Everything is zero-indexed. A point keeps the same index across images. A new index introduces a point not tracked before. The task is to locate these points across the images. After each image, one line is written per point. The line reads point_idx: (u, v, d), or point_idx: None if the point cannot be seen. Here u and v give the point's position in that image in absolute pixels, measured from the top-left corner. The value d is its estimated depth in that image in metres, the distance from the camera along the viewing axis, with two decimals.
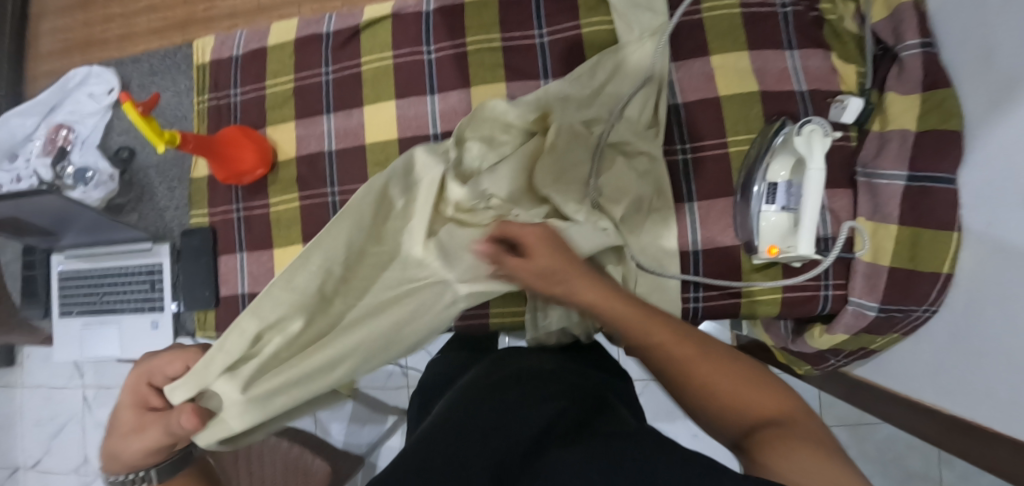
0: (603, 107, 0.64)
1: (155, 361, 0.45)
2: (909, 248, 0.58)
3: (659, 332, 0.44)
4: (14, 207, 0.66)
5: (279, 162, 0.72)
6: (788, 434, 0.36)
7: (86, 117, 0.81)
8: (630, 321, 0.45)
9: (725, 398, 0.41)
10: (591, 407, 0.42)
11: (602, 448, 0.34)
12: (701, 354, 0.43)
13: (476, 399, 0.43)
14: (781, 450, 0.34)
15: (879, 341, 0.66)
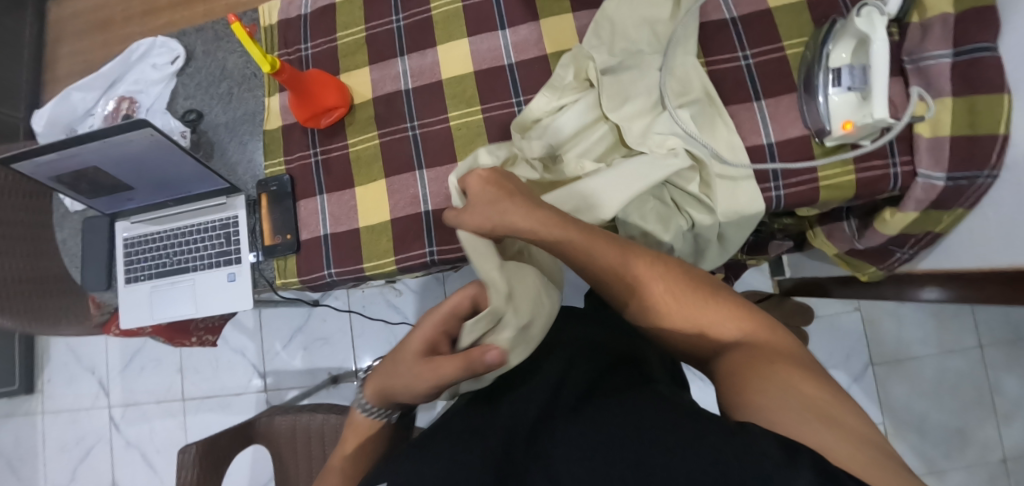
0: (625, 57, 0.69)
1: (447, 307, 0.48)
2: (967, 115, 0.63)
3: (635, 268, 0.51)
4: (99, 153, 0.65)
5: (356, 104, 0.75)
6: (770, 359, 0.42)
7: (150, 85, 0.81)
8: (621, 279, 0.51)
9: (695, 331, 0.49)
10: (594, 380, 0.50)
11: (598, 418, 0.41)
12: (671, 294, 0.50)
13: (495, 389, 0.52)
14: (763, 380, 0.40)
15: (945, 220, 0.70)
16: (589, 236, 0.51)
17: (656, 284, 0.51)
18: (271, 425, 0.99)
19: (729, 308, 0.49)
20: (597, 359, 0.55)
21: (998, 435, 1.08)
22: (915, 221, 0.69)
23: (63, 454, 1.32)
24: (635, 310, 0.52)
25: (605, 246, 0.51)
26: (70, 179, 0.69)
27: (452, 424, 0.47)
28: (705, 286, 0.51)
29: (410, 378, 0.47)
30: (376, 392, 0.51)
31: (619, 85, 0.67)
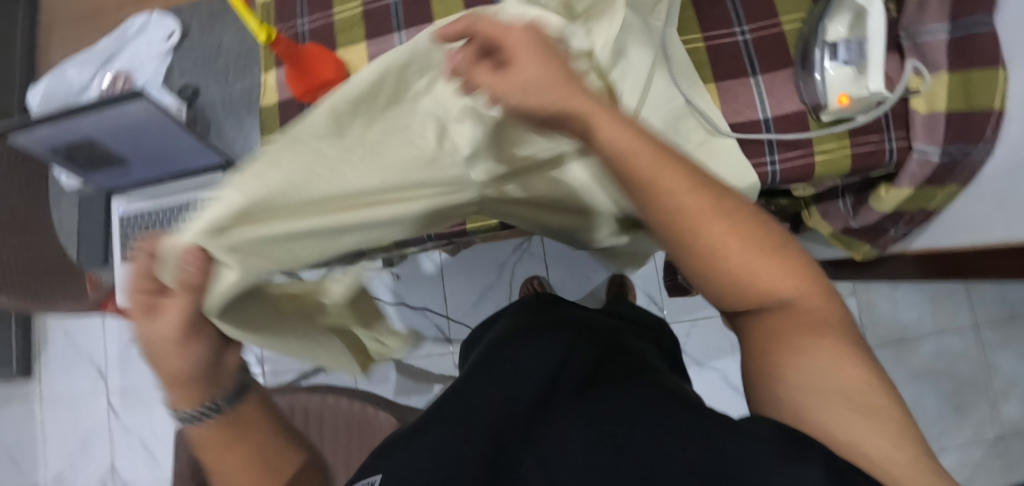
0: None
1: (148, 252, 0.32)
2: (963, 89, 0.64)
3: (688, 198, 0.34)
4: (96, 125, 0.65)
5: (352, 79, 0.74)
6: (818, 343, 0.35)
7: (146, 62, 0.81)
8: (685, 213, 0.34)
9: (754, 293, 0.35)
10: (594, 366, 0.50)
11: (594, 409, 0.41)
12: (735, 235, 0.34)
13: (488, 367, 0.52)
14: (796, 359, 0.35)
15: (938, 196, 0.71)
16: (642, 147, 0.35)
17: (715, 224, 0.34)
18: None
19: (789, 262, 0.36)
20: (598, 346, 0.54)
21: (992, 416, 1.09)
22: (909, 196, 0.69)
23: (62, 439, 1.32)
24: (681, 242, 0.35)
25: (660, 166, 0.34)
26: (64, 152, 0.68)
27: (443, 412, 0.47)
28: (766, 227, 0.36)
29: (170, 352, 0.35)
30: (180, 390, 0.37)
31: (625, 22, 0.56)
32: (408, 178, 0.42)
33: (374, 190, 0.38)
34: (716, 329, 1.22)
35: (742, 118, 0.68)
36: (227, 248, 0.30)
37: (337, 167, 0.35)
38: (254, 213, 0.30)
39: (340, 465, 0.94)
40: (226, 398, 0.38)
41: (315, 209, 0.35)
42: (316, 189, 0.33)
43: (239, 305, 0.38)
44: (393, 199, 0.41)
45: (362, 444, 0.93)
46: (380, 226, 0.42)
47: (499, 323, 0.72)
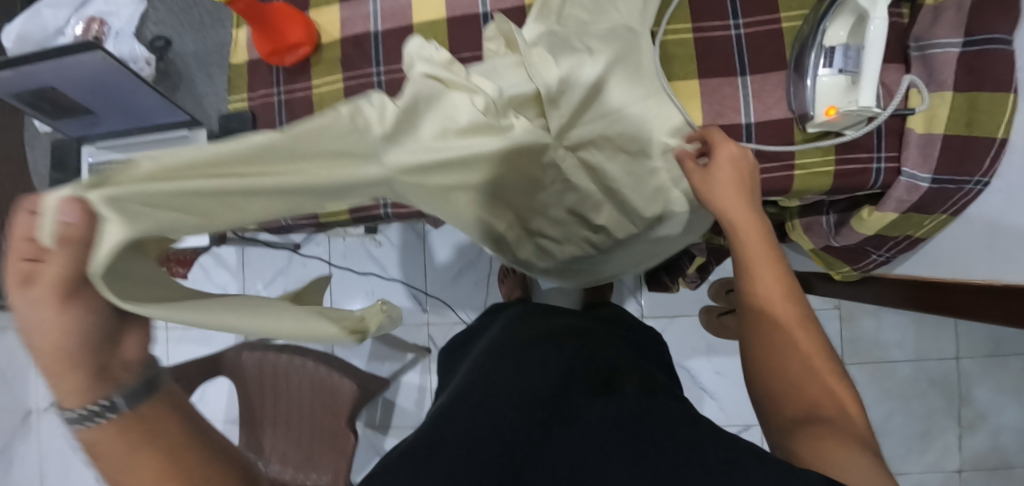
0: (566, 45, 0.60)
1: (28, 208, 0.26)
2: (965, 113, 0.58)
3: (768, 275, 0.47)
4: (55, 74, 0.64)
5: (323, 43, 0.71)
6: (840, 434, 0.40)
7: (120, 7, 0.78)
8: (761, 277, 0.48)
9: (799, 373, 0.45)
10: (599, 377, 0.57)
11: (614, 407, 0.48)
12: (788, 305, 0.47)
13: (506, 367, 0.57)
14: (831, 444, 0.40)
15: (926, 224, 0.66)
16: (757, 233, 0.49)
17: (773, 285, 0.47)
18: (238, 361, 1.01)
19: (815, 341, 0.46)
20: (604, 359, 0.62)
21: (959, 443, 1.07)
22: (893, 221, 0.65)
23: None
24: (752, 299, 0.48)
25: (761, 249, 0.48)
26: (28, 99, 0.67)
27: (469, 408, 0.51)
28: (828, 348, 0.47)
29: (49, 325, 0.27)
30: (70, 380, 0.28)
31: (549, 65, 0.56)
32: (323, 148, 0.33)
33: (286, 152, 0.31)
34: (691, 328, 1.20)
35: (723, 122, 0.63)
36: (107, 199, 0.26)
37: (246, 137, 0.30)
38: (133, 175, 0.27)
39: (305, 420, 0.99)
40: (127, 394, 0.29)
41: (210, 170, 0.29)
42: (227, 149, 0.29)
43: (130, 273, 0.29)
44: (318, 169, 0.33)
45: (325, 405, 0.97)
46: (288, 197, 0.33)
47: (483, 341, 0.75)
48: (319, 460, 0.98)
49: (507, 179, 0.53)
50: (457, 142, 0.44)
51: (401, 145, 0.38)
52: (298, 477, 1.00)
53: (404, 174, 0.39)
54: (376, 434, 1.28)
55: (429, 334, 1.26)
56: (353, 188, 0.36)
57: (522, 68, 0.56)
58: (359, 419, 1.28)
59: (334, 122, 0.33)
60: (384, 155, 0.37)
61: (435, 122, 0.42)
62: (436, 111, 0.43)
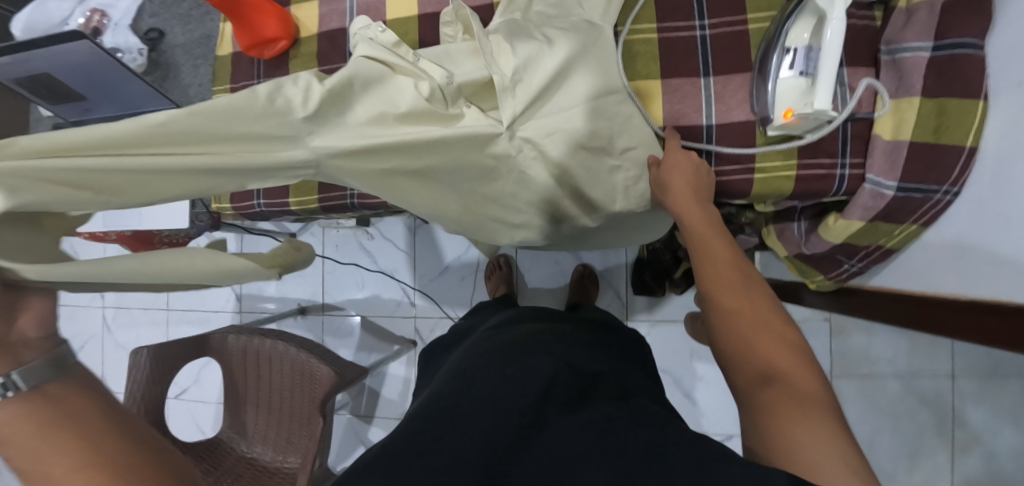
0: (529, 33, 0.58)
1: None
2: (934, 118, 0.56)
3: (717, 249, 0.52)
4: (47, 60, 0.68)
5: (301, 38, 0.74)
6: (800, 396, 0.37)
7: (120, 1, 0.83)
8: (716, 257, 0.52)
9: (749, 335, 0.43)
10: (587, 375, 0.51)
11: (596, 419, 0.43)
12: (743, 280, 0.48)
13: (482, 365, 0.53)
14: (792, 423, 0.35)
15: (897, 235, 0.64)
16: (713, 233, 0.54)
17: (721, 254, 0.52)
18: (223, 343, 1.05)
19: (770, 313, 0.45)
20: (594, 359, 0.57)
21: (951, 466, 1.03)
22: (860, 229, 0.63)
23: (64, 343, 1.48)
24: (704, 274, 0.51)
25: (716, 241, 0.53)
26: (27, 84, 0.72)
27: (434, 417, 0.47)
28: (779, 308, 0.46)
29: None
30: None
31: (507, 54, 0.55)
32: (235, 127, 0.38)
33: (190, 131, 0.36)
34: (676, 334, 1.19)
35: (683, 122, 0.64)
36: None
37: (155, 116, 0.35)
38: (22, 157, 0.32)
39: (284, 403, 1.03)
40: (23, 371, 0.33)
41: (108, 150, 0.35)
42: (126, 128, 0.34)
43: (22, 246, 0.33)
44: (221, 149, 0.38)
45: (302, 390, 1.00)
46: (202, 175, 0.38)
47: (471, 337, 0.71)
48: (296, 443, 1.01)
49: (444, 165, 0.52)
50: (394, 127, 0.47)
51: (327, 129, 0.43)
52: (276, 458, 1.03)
53: (330, 156, 0.44)
54: (360, 423, 1.30)
55: (416, 327, 1.28)
56: (275, 166, 0.41)
57: (478, 57, 0.56)
58: (344, 408, 1.30)
59: (247, 102, 0.38)
60: (308, 137, 0.42)
61: (366, 104, 0.46)
62: (377, 95, 0.48)
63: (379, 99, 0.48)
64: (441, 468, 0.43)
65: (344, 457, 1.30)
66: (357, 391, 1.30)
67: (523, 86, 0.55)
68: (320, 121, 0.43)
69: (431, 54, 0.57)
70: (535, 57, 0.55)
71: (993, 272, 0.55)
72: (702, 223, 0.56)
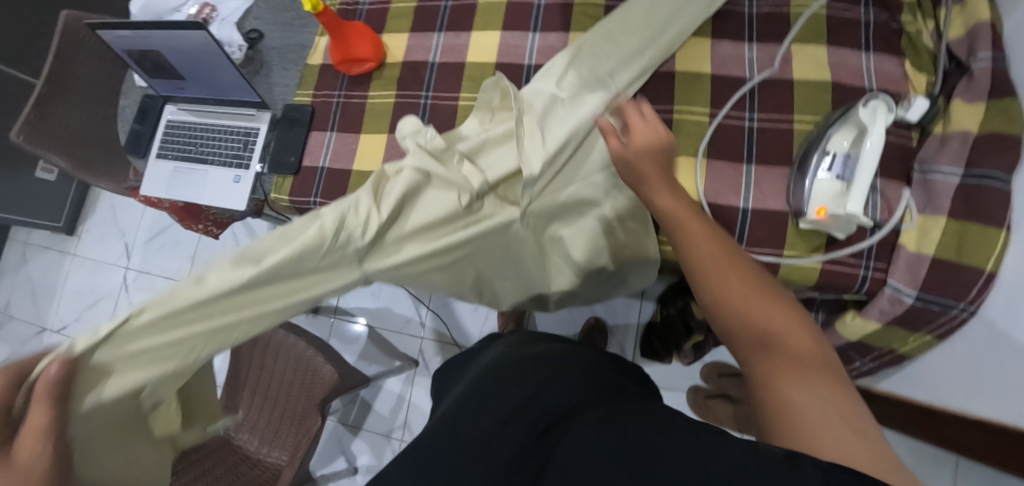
0: (552, 120, 0.65)
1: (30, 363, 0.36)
2: (955, 240, 0.61)
3: (694, 225, 0.49)
4: (162, 41, 0.76)
5: (386, 62, 0.82)
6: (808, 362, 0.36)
7: (232, 1, 0.92)
8: (699, 237, 0.48)
9: (743, 320, 0.40)
10: (609, 389, 0.49)
11: (608, 414, 0.41)
12: (728, 258, 0.46)
13: (500, 379, 0.53)
14: (812, 411, 0.32)
15: (911, 342, 0.67)
16: (688, 210, 0.51)
17: (704, 233, 0.48)
18: None
19: (762, 295, 0.42)
20: (617, 376, 0.55)
21: None
22: (877, 331, 0.66)
23: (79, 295, 1.52)
24: (686, 256, 0.48)
25: (694, 221, 0.50)
26: (136, 57, 0.82)
27: (455, 426, 0.47)
28: (777, 292, 0.43)
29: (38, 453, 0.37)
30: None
31: (536, 145, 0.63)
32: (303, 263, 0.49)
33: (255, 285, 0.46)
34: (675, 404, 1.19)
35: (721, 200, 0.68)
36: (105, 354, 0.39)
37: (218, 274, 0.44)
38: (131, 330, 0.39)
39: (282, 396, 1.04)
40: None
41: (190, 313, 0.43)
42: (198, 297, 0.42)
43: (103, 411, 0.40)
44: (281, 288, 0.49)
45: (302, 386, 1.01)
46: (263, 312, 0.48)
47: (482, 360, 0.69)
48: (283, 438, 1.02)
49: (462, 256, 0.66)
50: (433, 234, 0.61)
51: (378, 250, 0.57)
52: (262, 450, 1.04)
53: (383, 264, 0.58)
54: (346, 433, 1.30)
55: (421, 348, 1.30)
56: (327, 285, 0.52)
57: (509, 145, 0.65)
58: (334, 414, 1.31)
59: (310, 241, 0.49)
60: (365, 258, 0.56)
61: (411, 220, 0.60)
62: (420, 206, 0.61)
63: (426, 210, 0.61)
64: (466, 464, 0.41)
65: (324, 464, 1.29)
66: (350, 400, 1.30)
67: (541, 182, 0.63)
68: (375, 244, 0.57)
69: (467, 143, 0.65)
70: (558, 148, 0.63)
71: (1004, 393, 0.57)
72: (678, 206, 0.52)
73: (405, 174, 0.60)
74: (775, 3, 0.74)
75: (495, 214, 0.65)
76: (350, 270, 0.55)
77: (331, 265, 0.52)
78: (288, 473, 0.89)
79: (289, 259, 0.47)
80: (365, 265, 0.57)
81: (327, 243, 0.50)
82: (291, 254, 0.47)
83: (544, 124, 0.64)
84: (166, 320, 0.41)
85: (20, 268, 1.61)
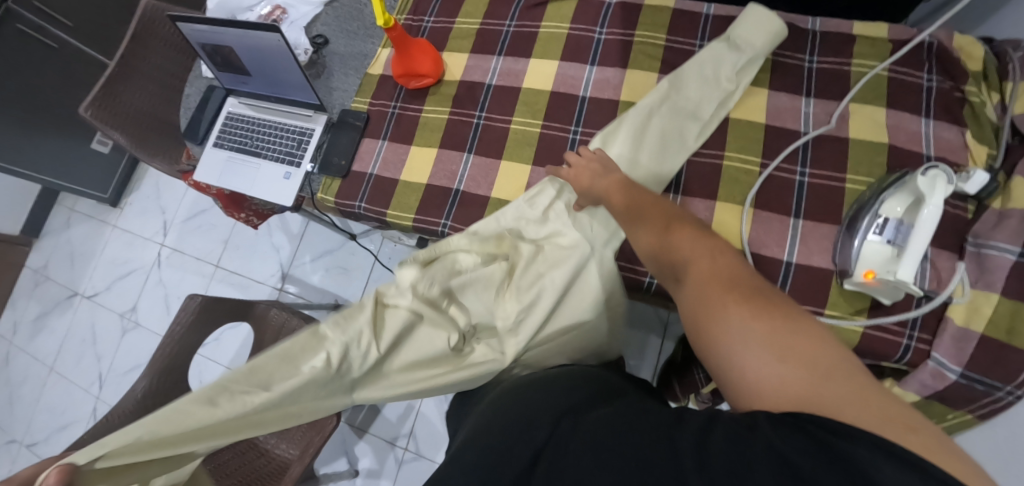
0: (546, 259, 0.66)
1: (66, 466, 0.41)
2: (1007, 320, 0.59)
3: (622, 197, 0.57)
4: (237, 39, 0.80)
5: (444, 79, 0.84)
6: (723, 284, 0.41)
7: (302, 5, 0.96)
8: (632, 206, 0.55)
9: (678, 271, 0.46)
10: (608, 392, 0.48)
11: (608, 417, 0.39)
12: (659, 216, 0.52)
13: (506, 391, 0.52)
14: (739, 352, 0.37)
15: (949, 419, 0.65)
16: (618, 178, 0.60)
17: (638, 205, 0.55)
18: (264, 315, 1.10)
19: (688, 239, 0.47)
20: (615, 381, 0.53)
21: None
22: (915, 403, 0.64)
23: (114, 265, 1.57)
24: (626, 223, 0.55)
25: (622, 193, 0.58)
26: (209, 50, 0.86)
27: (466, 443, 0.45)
28: (695, 228, 0.49)
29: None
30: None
31: (519, 293, 0.64)
32: (301, 396, 0.50)
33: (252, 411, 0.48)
34: None
35: (765, 251, 0.68)
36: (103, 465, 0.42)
37: (233, 398, 0.47)
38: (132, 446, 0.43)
39: None
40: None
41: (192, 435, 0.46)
42: (216, 420, 0.46)
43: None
44: (268, 418, 0.49)
45: None
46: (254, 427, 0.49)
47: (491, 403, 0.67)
48: (293, 433, 1.03)
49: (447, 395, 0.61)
50: (419, 374, 0.58)
51: (366, 384, 0.56)
52: (269, 441, 1.04)
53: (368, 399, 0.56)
54: (351, 434, 1.30)
55: None
56: (312, 414, 0.52)
57: (497, 289, 0.64)
58: (343, 414, 1.31)
59: (307, 375, 0.50)
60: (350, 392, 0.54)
61: (404, 355, 0.58)
62: (409, 345, 0.58)
63: (413, 349, 0.58)
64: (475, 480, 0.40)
65: (326, 463, 1.30)
66: (360, 402, 1.31)
67: (527, 325, 0.62)
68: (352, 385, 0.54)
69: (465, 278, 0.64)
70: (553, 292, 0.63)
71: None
72: (614, 184, 0.59)
73: (401, 311, 0.58)
74: (837, 59, 0.74)
75: (482, 358, 0.60)
76: (332, 407, 0.53)
77: (319, 398, 0.52)
78: (297, 469, 0.88)
79: (285, 392, 0.49)
80: (352, 395, 0.55)
81: (318, 377, 0.51)
82: (287, 387, 0.49)
83: (535, 263, 0.66)
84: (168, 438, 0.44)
85: (62, 231, 1.67)
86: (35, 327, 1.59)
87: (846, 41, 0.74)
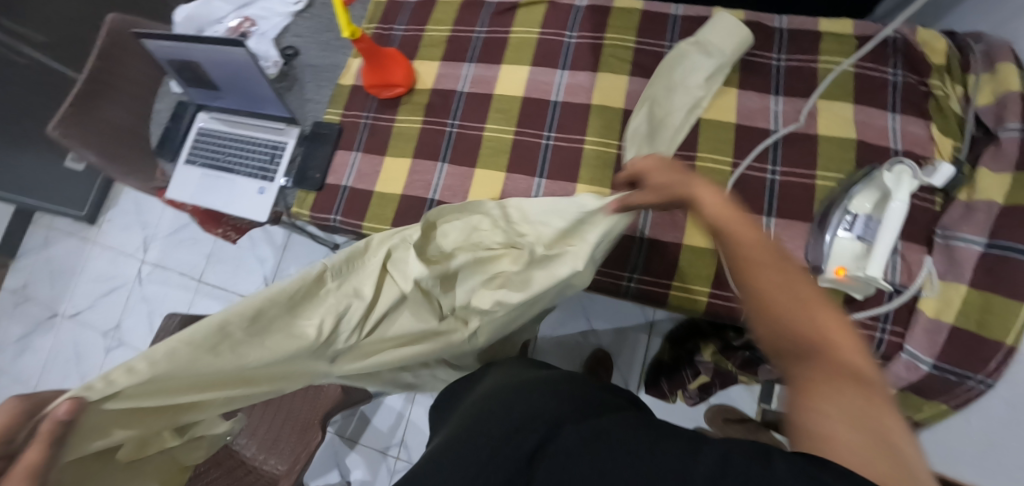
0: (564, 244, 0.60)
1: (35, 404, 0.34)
2: (978, 311, 0.60)
3: (717, 211, 0.47)
4: (204, 54, 0.79)
5: (416, 88, 0.84)
6: (839, 364, 0.34)
7: (272, 16, 0.95)
8: (728, 223, 0.46)
9: (773, 302, 0.39)
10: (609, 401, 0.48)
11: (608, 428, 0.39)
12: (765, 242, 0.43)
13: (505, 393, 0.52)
14: (829, 426, 0.31)
15: (925, 409, 0.66)
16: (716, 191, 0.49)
17: (736, 222, 0.45)
18: None
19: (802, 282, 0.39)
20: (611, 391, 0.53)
21: None
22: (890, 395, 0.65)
23: (95, 283, 1.55)
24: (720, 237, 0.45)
25: (716, 203, 0.47)
26: (176, 66, 0.85)
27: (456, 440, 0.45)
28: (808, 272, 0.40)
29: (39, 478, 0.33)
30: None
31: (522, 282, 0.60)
32: (290, 363, 0.47)
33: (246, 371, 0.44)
34: None
35: None
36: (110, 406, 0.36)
37: (234, 347, 0.42)
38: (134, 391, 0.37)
39: (285, 404, 1.03)
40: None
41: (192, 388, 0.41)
42: (215, 369, 0.41)
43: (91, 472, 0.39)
44: (255, 379, 0.45)
45: (305, 396, 1.02)
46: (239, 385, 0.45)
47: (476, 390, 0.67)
48: (283, 446, 1.00)
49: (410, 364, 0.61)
50: (397, 348, 0.56)
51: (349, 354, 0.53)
52: (258, 458, 1.01)
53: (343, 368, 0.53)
54: (342, 445, 1.29)
55: None
56: (289, 376, 0.49)
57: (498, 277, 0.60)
58: (332, 425, 1.30)
59: (301, 340, 0.47)
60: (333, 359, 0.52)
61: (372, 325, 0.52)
62: (399, 318, 0.55)
63: (400, 321, 0.55)
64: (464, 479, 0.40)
65: (317, 477, 1.28)
66: (350, 412, 1.30)
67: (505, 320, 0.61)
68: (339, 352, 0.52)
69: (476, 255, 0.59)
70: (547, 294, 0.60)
71: (1006, 468, 0.56)
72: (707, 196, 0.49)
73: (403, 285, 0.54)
74: (805, 56, 0.74)
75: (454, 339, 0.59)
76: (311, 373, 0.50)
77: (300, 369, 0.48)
78: None
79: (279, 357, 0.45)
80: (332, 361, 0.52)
81: (312, 345, 0.47)
82: (282, 352, 0.45)
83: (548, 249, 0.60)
84: (160, 384, 0.38)
85: (41, 250, 1.64)
86: (16, 348, 1.56)
87: (813, 38, 0.75)
